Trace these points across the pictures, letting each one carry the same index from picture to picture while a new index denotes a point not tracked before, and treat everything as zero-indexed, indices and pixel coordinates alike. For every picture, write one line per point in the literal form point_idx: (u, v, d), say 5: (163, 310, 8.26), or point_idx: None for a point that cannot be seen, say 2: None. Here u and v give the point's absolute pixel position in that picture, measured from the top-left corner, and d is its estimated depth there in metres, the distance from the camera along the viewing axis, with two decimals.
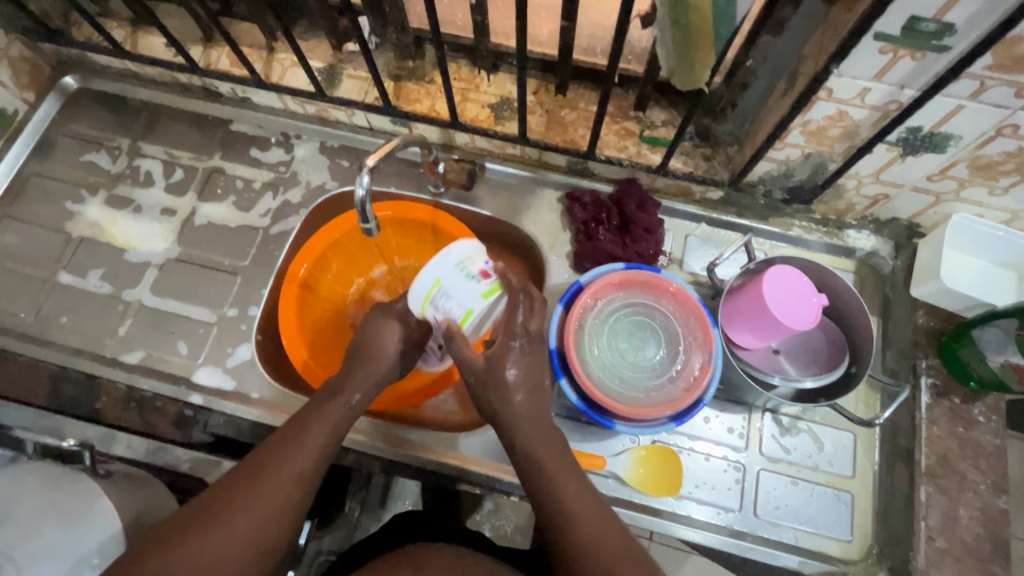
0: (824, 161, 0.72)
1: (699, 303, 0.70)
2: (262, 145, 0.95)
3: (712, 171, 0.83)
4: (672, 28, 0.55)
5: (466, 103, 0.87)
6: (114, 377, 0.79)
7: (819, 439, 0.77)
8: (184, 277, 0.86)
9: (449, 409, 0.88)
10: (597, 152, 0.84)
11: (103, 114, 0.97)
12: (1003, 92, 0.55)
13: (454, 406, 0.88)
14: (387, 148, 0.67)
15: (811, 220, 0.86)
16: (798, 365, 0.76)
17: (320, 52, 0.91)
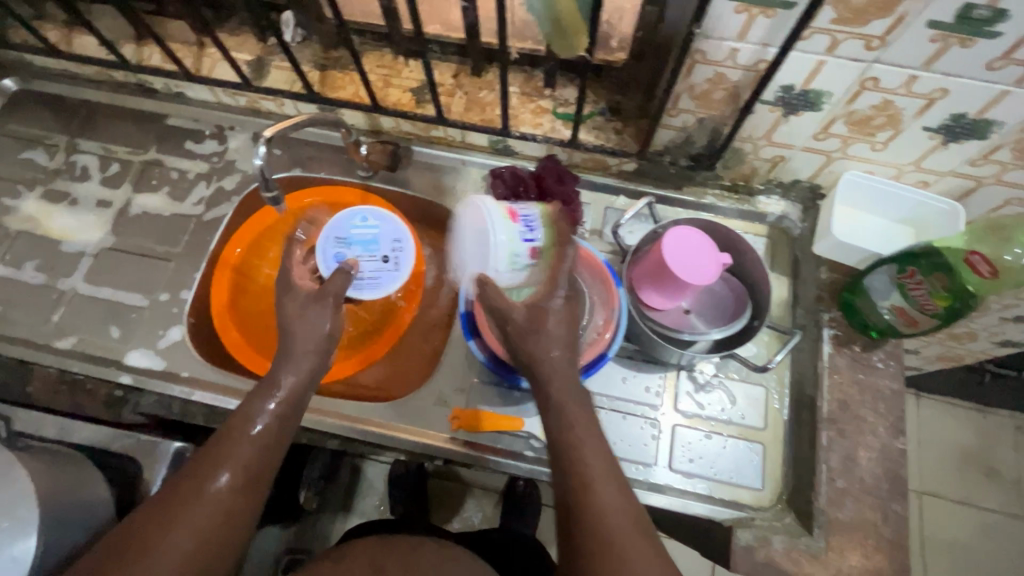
0: (718, 125, 0.76)
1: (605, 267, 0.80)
2: (196, 138, 0.97)
3: (624, 143, 0.87)
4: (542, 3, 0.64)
5: (389, 89, 0.91)
6: (46, 361, 0.81)
7: (732, 394, 0.80)
8: (117, 265, 0.88)
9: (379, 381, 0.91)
10: (512, 129, 0.88)
11: (41, 113, 0.99)
12: (855, 46, 0.59)
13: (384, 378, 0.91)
14: (290, 123, 0.70)
15: (722, 188, 0.89)
16: (708, 320, 0.79)
17: (248, 46, 0.94)
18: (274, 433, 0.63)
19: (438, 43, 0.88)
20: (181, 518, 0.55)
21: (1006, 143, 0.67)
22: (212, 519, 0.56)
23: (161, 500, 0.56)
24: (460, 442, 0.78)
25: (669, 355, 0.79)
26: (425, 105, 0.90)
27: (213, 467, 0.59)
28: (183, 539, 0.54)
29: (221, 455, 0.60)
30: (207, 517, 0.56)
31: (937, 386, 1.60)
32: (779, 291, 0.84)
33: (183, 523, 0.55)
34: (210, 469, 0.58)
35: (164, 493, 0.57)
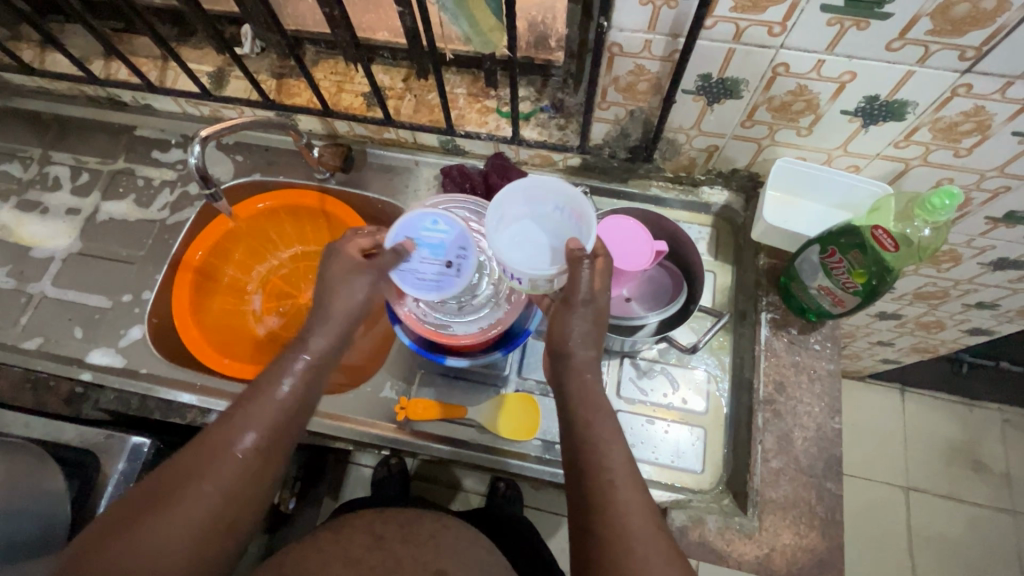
0: (648, 116, 0.78)
1: None
2: (163, 147, 1.02)
3: (566, 138, 0.89)
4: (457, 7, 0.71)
5: (341, 94, 0.94)
6: (12, 360, 0.85)
7: (674, 379, 0.81)
8: (84, 268, 0.92)
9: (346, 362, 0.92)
10: (458, 128, 0.91)
11: (18, 128, 1.04)
12: (759, 33, 0.61)
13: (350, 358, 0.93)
14: (228, 125, 0.75)
15: (666, 179, 0.91)
16: (647, 307, 0.81)
17: (210, 58, 0.98)
18: (302, 391, 0.63)
19: (387, 49, 0.92)
20: (206, 484, 0.55)
21: (924, 124, 0.68)
22: (238, 481, 0.57)
23: (185, 461, 0.56)
24: (407, 430, 0.80)
25: (612, 342, 0.80)
26: (376, 108, 0.93)
27: (228, 435, 0.58)
28: (209, 502, 0.55)
29: (238, 420, 0.59)
30: (230, 481, 0.56)
31: (921, 379, 1.59)
32: (723, 278, 0.87)
33: (206, 488, 0.55)
34: (225, 437, 0.58)
35: (184, 459, 0.57)
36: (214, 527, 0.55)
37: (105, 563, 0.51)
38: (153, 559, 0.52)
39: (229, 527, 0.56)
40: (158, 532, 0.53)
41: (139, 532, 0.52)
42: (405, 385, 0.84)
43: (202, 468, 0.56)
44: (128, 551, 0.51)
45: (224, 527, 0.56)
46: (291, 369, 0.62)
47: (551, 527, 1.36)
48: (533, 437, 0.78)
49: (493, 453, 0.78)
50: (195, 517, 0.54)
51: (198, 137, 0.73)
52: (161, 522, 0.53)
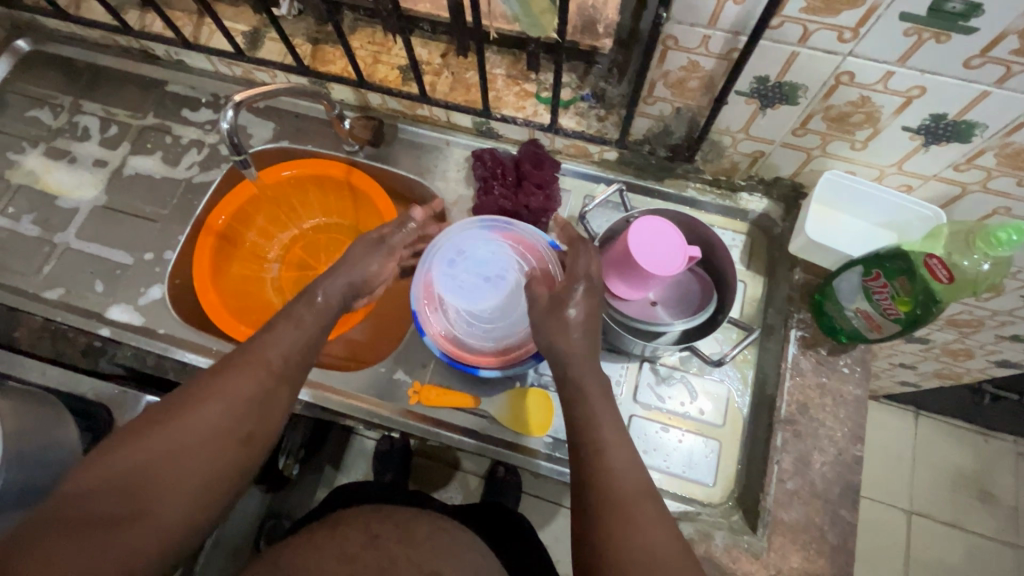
0: (695, 116, 0.75)
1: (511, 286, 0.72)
2: (193, 106, 1.00)
3: (605, 131, 0.86)
4: None
5: (377, 65, 0.91)
6: (32, 309, 0.85)
7: (692, 389, 0.80)
8: (107, 222, 0.92)
9: (355, 337, 0.91)
10: (494, 111, 0.88)
11: (50, 73, 1.03)
12: (827, 37, 0.58)
13: (362, 335, 0.92)
14: (265, 90, 0.73)
15: (704, 182, 0.88)
16: (672, 312, 0.79)
17: (246, 16, 0.96)
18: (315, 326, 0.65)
19: (428, 22, 0.89)
20: (219, 398, 0.57)
21: (990, 148, 0.63)
22: (249, 402, 0.57)
23: (205, 380, 0.58)
24: (417, 415, 0.80)
25: (631, 345, 0.79)
26: (411, 83, 0.91)
27: (242, 356, 0.60)
28: (224, 415, 0.56)
29: (251, 347, 0.61)
30: (241, 398, 0.57)
31: (937, 404, 1.55)
32: (753, 288, 0.85)
33: (217, 403, 0.56)
34: (238, 360, 0.60)
35: (197, 379, 0.58)
36: (226, 439, 0.56)
37: (121, 467, 0.52)
38: (178, 462, 0.53)
39: (243, 440, 0.57)
40: (172, 434, 0.54)
41: (154, 438, 0.53)
42: (418, 371, 0.83)
43: (222, 384, 0.58)
44: (147, 455, 0.53)
45: (237, 439, 0.56)
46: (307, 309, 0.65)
47: (548, 517, 1.37)
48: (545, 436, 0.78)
49: (502, 447, 0.78)
50: (210, 428, 0.55)
51: (234, 101, 0.71)
52: (175, 424, 0.54)
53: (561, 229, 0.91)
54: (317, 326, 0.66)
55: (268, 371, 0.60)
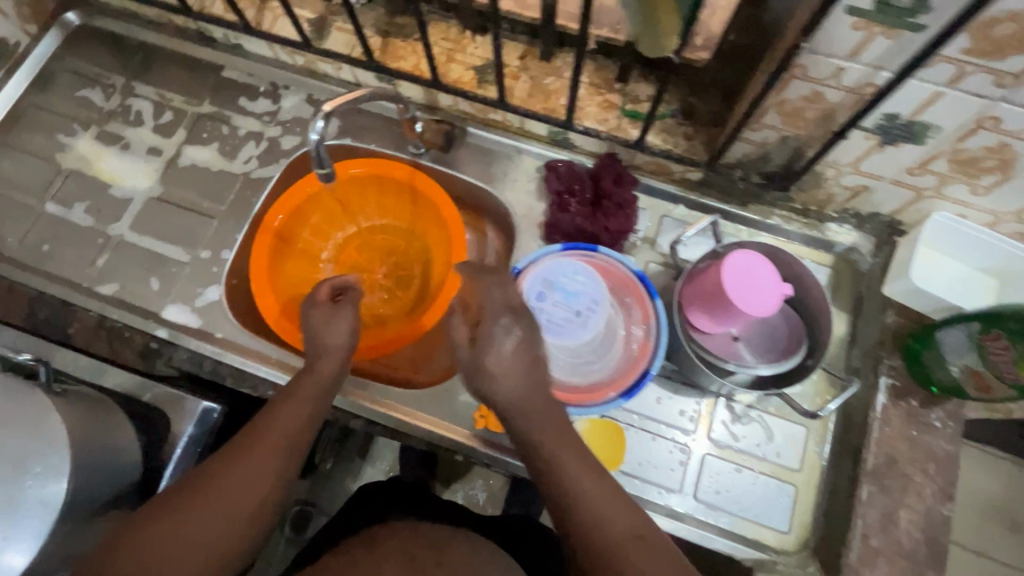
0: (802, 146, 0.70)
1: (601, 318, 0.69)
2: (250, 95, 0.95)
3: (693, 151, 0.81)
4: None
5: (451, 64, 0.86)
6: (87, 305, 0.82)
7: (770, 430, 0.76)
8: (162, 215, 0.88)
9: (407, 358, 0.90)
10: (576, 122, 0.83)
11: (101, 51, 0.99)
12: (981, 80, 0.53)
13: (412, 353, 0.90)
14: (351, 97, 0.67)
15: (791, 210, 0.83)
16: (756, 352, 0.75)
17: (311, 2, 0.90)
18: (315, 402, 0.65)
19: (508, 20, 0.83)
20: (223, 485, 0.55)
21: None
22: (255, 491, 0.56)
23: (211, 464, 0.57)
24: (483, 439, 0.78)
25: (708, 381, 0.75)
26: (487, 85, 0.85)
27: (245, 440, 0.59)
28: (234, 500, 0.55)
29: (260, 427, 0.61)
30: (250, 485, 0.56)
31: (977, 434, 1.52)
32: (837, 327, 0.80)
33: (224, 484, 0.55)
34: (241, 445, 0.59)
35: (203, 468, 0.57)
36: (232, 523, 0.54)
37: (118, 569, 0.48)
38: (179, 551, 0.50)
39: (249, 520, 0.55)
40: (177, 524, 0.52)
41: (159, 531, 0.51)
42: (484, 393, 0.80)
43: (230, 464, 0.57)
44: (147, 551, 0.49)
45: (243, 519, 0.54)
46: (303, 380, 0.66)
47: None
48: (617, 471, 0.74)
49: None
50: (217, 516, 0.53)
51: (321, 111, 0.65)
52: (179, 513, 0.52)
53: (636, 251, 0.85)
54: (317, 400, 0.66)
55: (274, 446, 0.60)
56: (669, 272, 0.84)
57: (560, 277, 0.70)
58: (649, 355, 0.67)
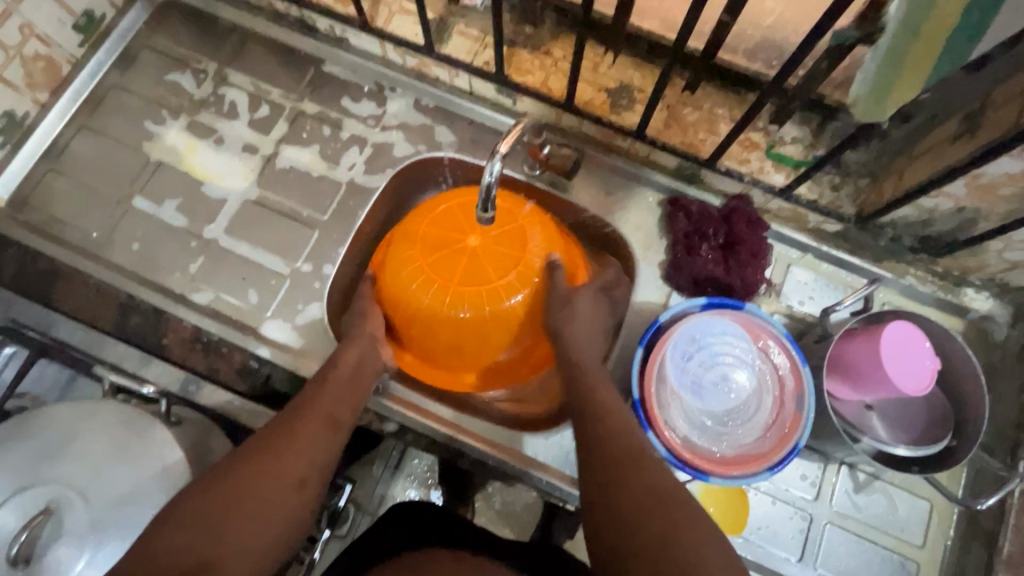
0: (976, 218, 0.66)
1: (750, 385, 0.66)
2: (353, 94, 0.88)
3: (838, 204, 0.76)
4: (885, 54, 0.46)
5: (582, 84, 0.80)
6: (182, 315, 0.78)
7: (894, 502, 0.74)
8: (260, 221, 0.83)
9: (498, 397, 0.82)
10: (717, 162, 0.78)
11: (190, 30, 0.91)
12: None
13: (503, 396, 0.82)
14: (517, 133, 0.63)
15: (928, 271, 0.79)
16: (891, 425, 0.71)
17: (433, 1, 0.83)
18: (352, 385, 0.65)
19: (649, 42, 0.77)
20: (291, 451, 0.56)
21: None
22: (308, 448, 0.57)
23: (265, 435, 0.57)
24: None
25: (836, 449, 0.72)
26: (621, 111, 0.80)
27: (288, 420, 0.59)
28: (284, 469, 0.54)
29: (293, 411, 0.60)
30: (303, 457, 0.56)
31: None
32: None
33: (278, 454, 0.55)
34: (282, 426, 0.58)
35: (250, 444, 0.56)
36: (287, 489, 0.54)
37: (173, 545, 0.47)
38: (246, 515, 0.50)
39: (299, 486, 0.55)
40: (246, 483, 0.52)
41: (221, 498, 0.51)
42: None
43: (269, 437, 0.57)
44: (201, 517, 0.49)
45: (294, 484, 0.54)
46: (334, 373, 0.65)
47: None
48: (737, 535, 0.72)
49: None
50: (273, 481, 0.53)
51: (502, 151, 0.61)
52: (251, 475, 0.53)
53: (762, 300, 0.80)
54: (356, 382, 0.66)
55: (317, 421, 0.60)
56: (796, 326, 0.79)
57: (709, 337, 0.67)
58: (800, 427, 0.64)
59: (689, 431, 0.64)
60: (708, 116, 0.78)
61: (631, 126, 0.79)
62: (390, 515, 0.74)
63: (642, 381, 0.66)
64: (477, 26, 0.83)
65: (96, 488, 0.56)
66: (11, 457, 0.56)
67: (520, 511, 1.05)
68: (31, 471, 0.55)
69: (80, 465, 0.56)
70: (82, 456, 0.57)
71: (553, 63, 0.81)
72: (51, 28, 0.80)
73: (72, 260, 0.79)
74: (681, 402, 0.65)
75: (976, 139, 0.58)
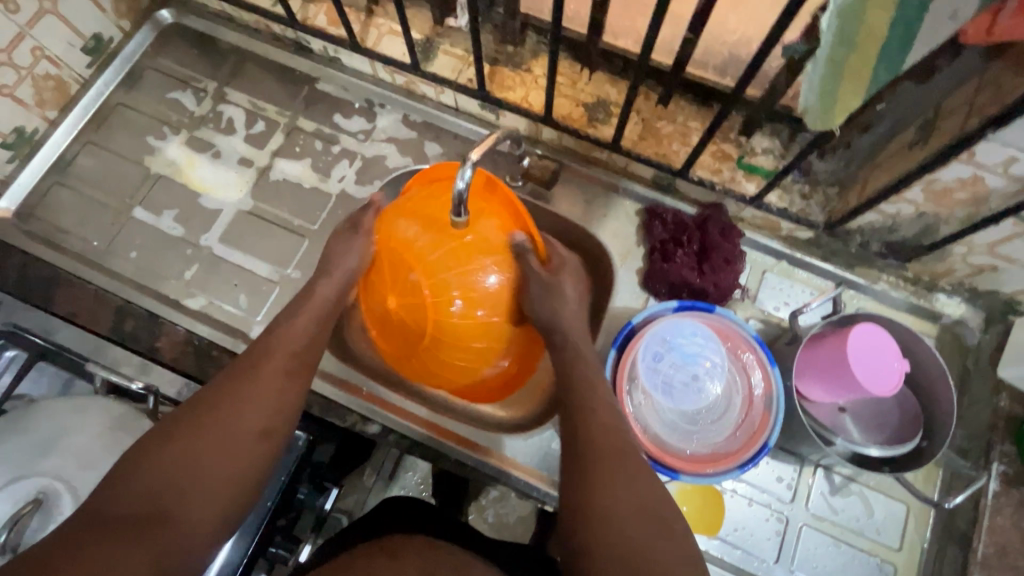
0: (938, 223, 0.68)
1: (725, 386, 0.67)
2: (345, 111, 0.92)
3: (808, 211, 0.79)
4: (826, 67, 0.48)
5: (561, 99, 0.84)
6: (176, 320, 0.81)
7: (870, 505, 0.75)
8: (253, 230, 0.86)
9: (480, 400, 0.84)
10: (690, 172, 0.81)
11: (192, 52, 0.96)
12: None
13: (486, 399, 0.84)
14: (491, 142, 0.63)
15: (900, 277, 0.81)
16: (864, 427, 0.72)
17: (419, 23, 0.88)
18: (319, 327, 0.63)
19: (624, 59, 0.80)
20: (246, 400, 0.55)
21: None
22: (268, 401, 0.56)
23: (230, 377, 0.57)
24: None
25: (810, 451, 0.73)
26: (598, 125, 0.83)
27: (246, 366, 0.58)
28: (243, 420, 0.54)
29: (257, 352, 0.59)
30: (262, 408, 0.56)
31: None
32: None
33: (237, 404, 0.55)
34: (242, 366, 0.58)
35: (209, 391, 0.56)
36: (246, 440, 0.53)
37: (140, 487, 0.48)
38: (210, 466, 0.51)
39: (259, 437, 0.54)
40: (210, 432, 0.52)
41: (184, 445, 0.51)
42: None
43: (231, 383, 0.56)
44: (152, 471, 0.49)
45: (252, 433, 0.54)
46: (302, 317, 0.63)
47: None
48: (714, 536, 0.73)
49: None
50: (234, 434, 0.53)
51: (473, 159, 0.59)
52: (213, 423, 0.53)
53: (737, 306, 0.82)
54: (321, 332, 0.64)
55: (279, 370, 0.58)
56: (771, 331, 0.81)
57: (681, 339, 0.68)
58: (768, 427, 0.66)
59: (659, 430, 0.66)
60: (681, 129, 0.81)
61: (607, 139, 0.83)
62: (373, 509, 0.75)
63: (612, 380, 0.68)
64: (461, 46, 0.87)
65: (83, 481, 0.58)
66: (5, 450, 0.59)
67: (510, 520, 1.05)
68: (25, 464, 0.58)
69: (68, 459, 0.59)
70: (71, 450, 0.59)
71: (533, 79, 0.85)
72: (61, 50, 0.85)
73: (72, 267, 0.83)
74: (652, 403, 0.67)
75: (928, 146, 0.61)
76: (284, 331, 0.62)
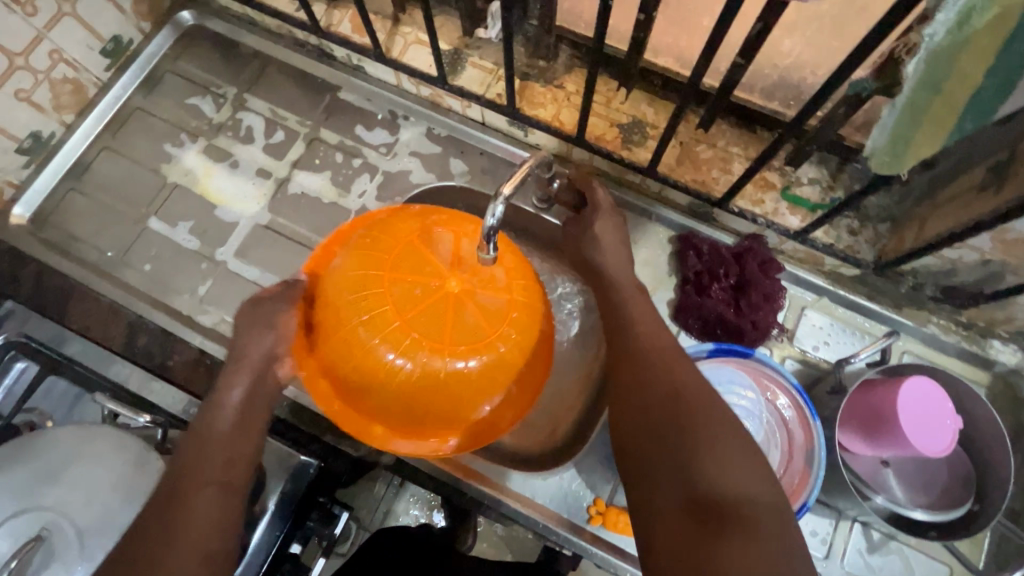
0: (1003, 271, 0.63)
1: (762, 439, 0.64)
2: (367, 122, 0.89)
3: (856, 248, 0.74)
4: (904, 112, 0.43)
5: (594, 119, 0.79)
6: (188, 337, 0.79)
7: (910, 565, 0.70)
8: (270, 245, 0.83)
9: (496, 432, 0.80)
10: (730, 202, 0.76)
11: (212, 55, 0.93)
12: None
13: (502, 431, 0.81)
14: (522, 176, 0.61)
15: (952, 320, 0.75)
16: (909, 485, 0.67)
17: (447, 32, 0.83)
18: (240, 422, 0.58)
19: (663, 78, 0.75)
20: (181, 531, 0.50)
21: None
22: (205, 524, 0.51)
23: (153, 512, 0.51)
24: (593, 535, 0.72)
25: (848, 507, 0.68)
26: (633, 147, 0.79)
27: (164, 501, 0.52)
28: (184, 555, 0.49)
29: (174, 481, 0.53)
30: (196, 535, 0.50)
31: None
32: None
33: (168, 539, 0.49)
34: (163, 498, 0.52)
35: (131, 542, 0.50)
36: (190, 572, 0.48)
37: None
38: None
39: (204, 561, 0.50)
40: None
41: None
42: (600, 484, 0.73)
43: (153, 520, 0.50)
44: None
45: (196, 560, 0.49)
46: (214, 422, 0.57)
47: None
48: None
49: None
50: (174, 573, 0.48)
51: (505, 194, 0.58)
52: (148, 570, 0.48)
53: (773, 345, 0.77)
54: (246, 424, 0.58)
55: (206, 485, 0.53)
56: (809, 373, 0.77)
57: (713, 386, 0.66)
58: (808, 485, 0.62)
59: None
60: (722, 154, 0.77)
61: (642, 163, 0.78)
62: None
63: None
64: (491, 58, 0.83)
65: (86, 516, 0.55)
66: (8, 479, 0.56)
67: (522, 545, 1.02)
68: (29, 495, 0.56)
69: (72, 491, 0.56)
70: (75, 481, 0.57)
71: (566, 97, 0.80)
72: (79, 53, 0.83)
73: (84, 278, 0.81)
74: None
75: (1001, 191, 0.55)
76: (201, 441, 0.55)
